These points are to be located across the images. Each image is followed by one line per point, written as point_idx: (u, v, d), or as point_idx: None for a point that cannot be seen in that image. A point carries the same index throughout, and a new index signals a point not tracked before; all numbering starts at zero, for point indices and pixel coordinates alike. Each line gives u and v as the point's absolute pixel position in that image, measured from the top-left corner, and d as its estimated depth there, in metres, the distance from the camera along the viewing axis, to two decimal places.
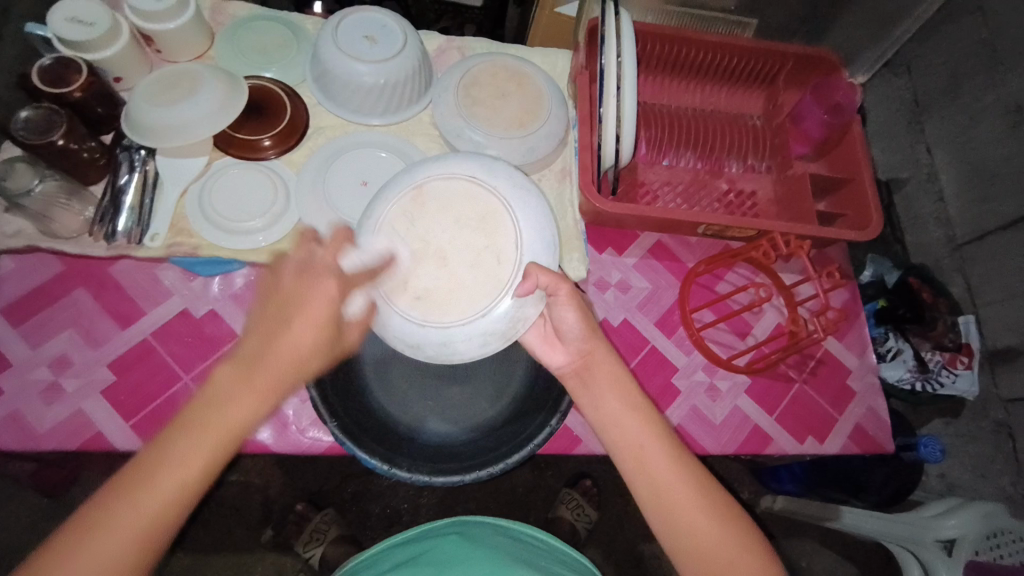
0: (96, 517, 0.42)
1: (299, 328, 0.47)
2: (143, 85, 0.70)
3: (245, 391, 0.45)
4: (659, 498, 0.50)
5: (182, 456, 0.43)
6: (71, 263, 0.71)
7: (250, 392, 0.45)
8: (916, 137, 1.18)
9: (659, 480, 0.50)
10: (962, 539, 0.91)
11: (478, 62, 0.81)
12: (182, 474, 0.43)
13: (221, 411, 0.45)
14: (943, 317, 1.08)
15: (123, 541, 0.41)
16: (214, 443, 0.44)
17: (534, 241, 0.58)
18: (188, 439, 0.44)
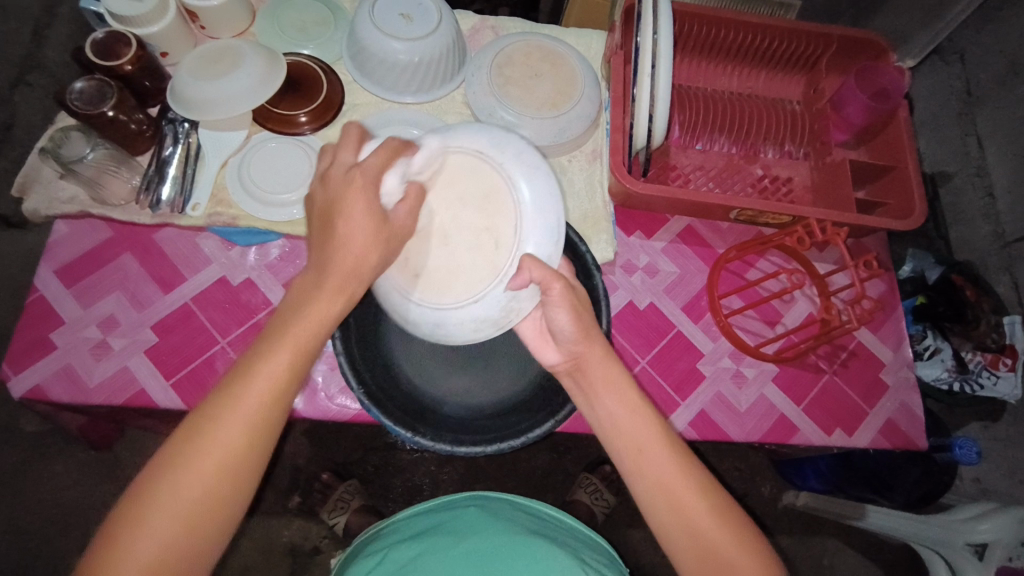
0: (243, 368, 0.44)
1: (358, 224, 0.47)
2: (187, 61, 0.73)
3: (284, 344, 0.44)
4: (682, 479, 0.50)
5: (232, 416, 0.42)
6: (119, 229, 0.75)
7: (288, 345, 0.44)
8: (967, 128, 1.13)
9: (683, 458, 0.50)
10: (992, 544, 0.88)
11: (511, 42, 0.81)
12: (255, 401, 0.43)
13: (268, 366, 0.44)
14: (988, 317, 1.01)
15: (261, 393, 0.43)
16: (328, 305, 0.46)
17: (534, 227, 0.56)
18: (238, 400, 0.43)
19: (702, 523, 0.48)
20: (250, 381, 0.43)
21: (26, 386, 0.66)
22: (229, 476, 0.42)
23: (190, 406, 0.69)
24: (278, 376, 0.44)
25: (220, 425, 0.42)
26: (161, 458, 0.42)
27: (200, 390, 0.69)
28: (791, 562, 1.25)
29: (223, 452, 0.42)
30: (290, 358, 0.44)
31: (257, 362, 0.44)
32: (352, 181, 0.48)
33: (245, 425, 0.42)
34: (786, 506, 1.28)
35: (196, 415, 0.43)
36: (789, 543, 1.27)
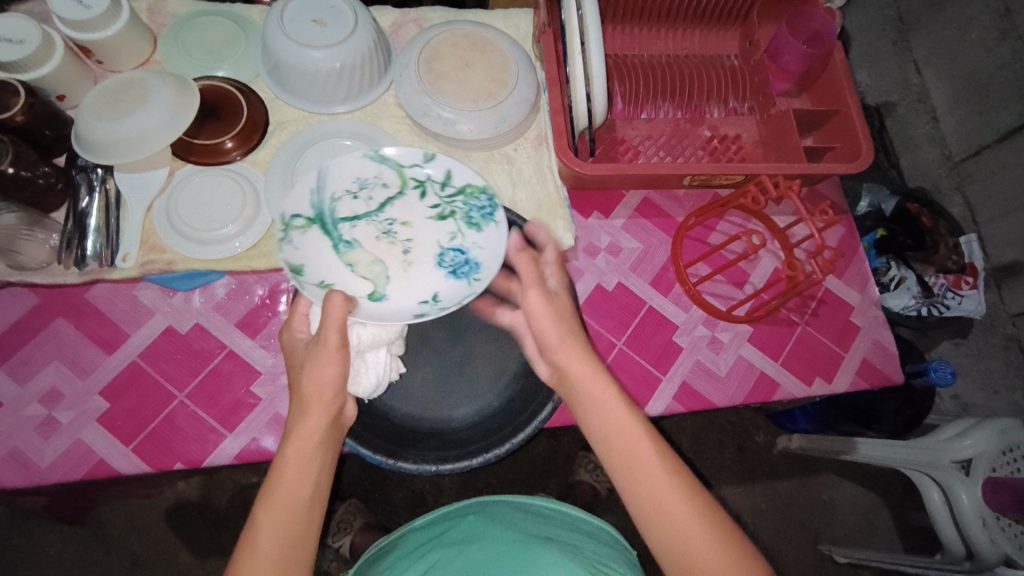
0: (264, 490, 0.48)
1: (321, 372, 0.52)
2: (87, 102, 0.67)
3: (305, 436, 0.50)
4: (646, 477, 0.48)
5: (284, 492, 0.47)
6: (47, 294, 0.70)
7: (313, 431, 0.50)
8: (904, 56, 1.14)
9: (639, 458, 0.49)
10: (977, 458, 0.90)
11: (435, 34, 0.76)
12: (288, 508, 0.46)
13: (305, 438, 0.50)
14: (945, 240, 1.04)
15: (289, 504, 0.47)
16: (321, 414, 0.51)
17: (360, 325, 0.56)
18: (289, 472, 0.48)
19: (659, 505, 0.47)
20: (295, 453, 0.49)
21: None
22: (301, 551, 0.45)
23: (156, 468, 0.65)
24: (315, 445, 0.50)
25: (279, 501, 0.46)
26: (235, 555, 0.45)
27: (165, 450, 0.66)
28: (793, 503, 1.28)
29: (286, 525, 0.46)
30: (322, 427, 0.51)
31: (299, 434, 0.50)
32: (329, 339, 0.53)
33: (301, 495, 0.47)
34: (781, 451, 1.29)
35: (257, 506, 0.47)
36: (789, 486, 1.29)
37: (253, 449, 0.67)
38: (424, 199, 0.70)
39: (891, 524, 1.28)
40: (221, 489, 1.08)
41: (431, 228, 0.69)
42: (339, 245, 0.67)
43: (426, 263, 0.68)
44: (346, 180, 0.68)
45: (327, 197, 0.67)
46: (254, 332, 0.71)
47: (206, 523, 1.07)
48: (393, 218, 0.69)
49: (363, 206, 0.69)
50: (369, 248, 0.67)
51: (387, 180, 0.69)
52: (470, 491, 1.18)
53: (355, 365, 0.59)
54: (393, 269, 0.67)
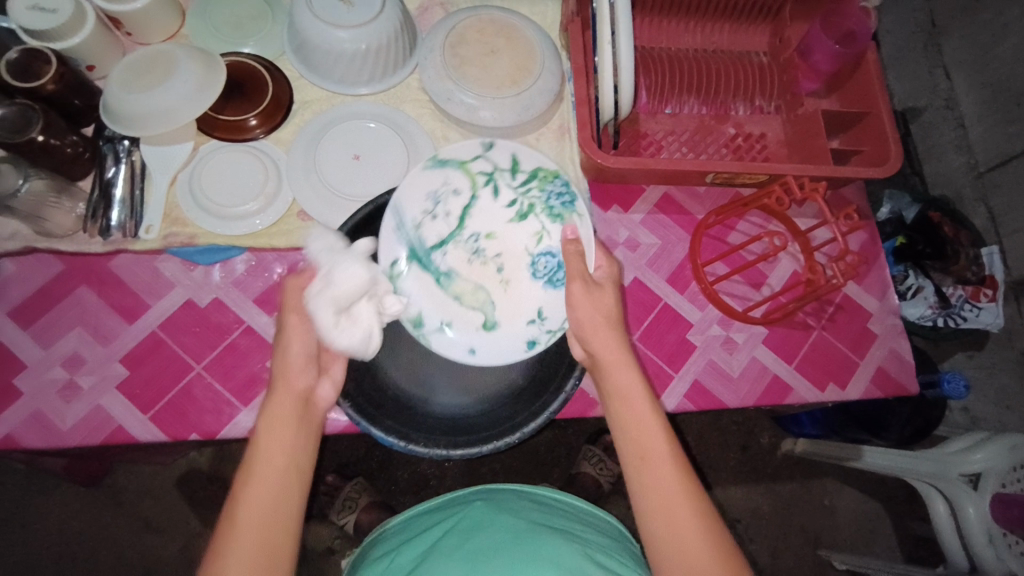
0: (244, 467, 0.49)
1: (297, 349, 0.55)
2: (115, 73, 0.67)
3: (279, 413, 0.52)
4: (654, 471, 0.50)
5: (268, 453, 0.49)
6: (71, 261, 0.70)
7: (285, 410, 0.52)
8: (934, 60, 1.12)
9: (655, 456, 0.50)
10: (987, 472, 0.89)
11: (462, 19, 0.76)
12: (262, 481, 0.48)
13: (279, 405, 0.52)
14: (966, 250, 1.03)
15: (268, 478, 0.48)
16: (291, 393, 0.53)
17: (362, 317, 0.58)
18: (262, 449, 0.50)
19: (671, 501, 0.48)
20: (273, 419, 0.51)
21: None
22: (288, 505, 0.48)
23: (172, 437, 0.66)
24: (291, 410, 0.52)
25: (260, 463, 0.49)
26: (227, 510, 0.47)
27: (181, 420, 0.67)
28: (795, 507, 1.28)
29: (271, 483, 0.48)
30: (295, 402, 0.53)
31: (276, 400, 0.52)
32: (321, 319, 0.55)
33: (283, 455, 0.50)
34: (785, 454, 1.29)
35: (244, 468, 0.49)
36: (792, 489, 1.29)
37: None
38: (498, 198, 0.72)
39: (892, 533, 1.28)
40: (231, 462, 1.10)
41: (517, 233, 0.72)
42: (439, 278, 0.70)
43: (522, 277, 0.72)
44: (419, 203, 0.69)
45: (410, 226, 0.69)
46: (272, 309, 0.72)
47: (214, 494, 1.08)
48: (476, 234, 0.72)
49: (444, 227, 0.71)
50: (467, 274, 0.71)
51: (456, 190, 0.71)
52: (474, 477, 1.19)
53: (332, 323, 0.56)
54: (496, 286, 0.71)
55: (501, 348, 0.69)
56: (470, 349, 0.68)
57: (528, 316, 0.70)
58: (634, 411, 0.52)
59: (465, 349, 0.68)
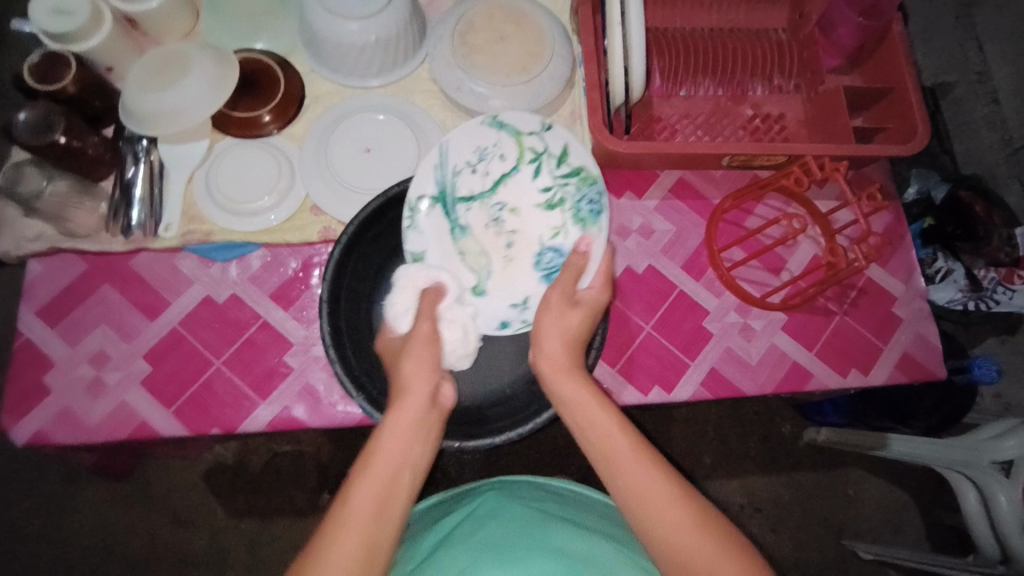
0: (366, 457, 0.47)
1: (420, 356, 0.54)
2: (133, 74, 0.68)
3: (400, 410, 0.50)
4: (610, 461, 0.49)
5: (384, 461, 0.47)
6: (94, 261, 0.72)
7: (408, 406, 0.51)
8: (966, 33, 1.08)
9: (609, 441, 0.50)
10: (1021, 459, 0.87)
11: (471, 6, 0.75)
12: (383, 474, 0.46)
13: (409, 406, 0.50)
14: (999, 231, 0.99)
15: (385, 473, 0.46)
16: (417, 392, 0.52)
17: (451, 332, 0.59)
18: (387, 443, 0.48)
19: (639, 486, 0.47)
20: (394, 426, 0.49)
21: (30, 432, 0.66)
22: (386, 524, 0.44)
23: (194, 431, 0.68)
24: (415, 423, 0.50)
25: (377, 467, 0.46)
26: (328, 513, 0.44)
27: (202, 414, 0.69)
28: (818, 495, 1.26)
29: (380, 491, 0.45)
30: (420, 404, 0.51)
31: (400, 406, 0.50)
32: (420, 328, 0.56)
33: (397, 466, 0.47)
34: (807, 443, 1.26)
35: (355, 470, 0.46)
36: (816, 478, 1.27)
37: (284, 417, 0.69)
38: (537, 179, 0.72)
39: (921, 521, 1.25)
40: (255, 455, 1.12)
41: (539, 220, 0.71)
42: (454, 230, 0.70)
43: (526, 263, 0.70)
44: (467, 152, 0.71)
45: (449, 170, 0.70)
46: (287, 304, 0.73)
47: (240, 484, 1.11)
48: (501, 201, 0.72)
49: (478, 184, 0.71)
50: (478, 236, 0.71)
51: (504, 155, 0.72)
52: (493, 468, 1.20)
53: (443, 334, 0.59)
54: (495, 261, 0.70)
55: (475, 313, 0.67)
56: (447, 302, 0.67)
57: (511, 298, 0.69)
58: (615, 450, 0.49)
59: None
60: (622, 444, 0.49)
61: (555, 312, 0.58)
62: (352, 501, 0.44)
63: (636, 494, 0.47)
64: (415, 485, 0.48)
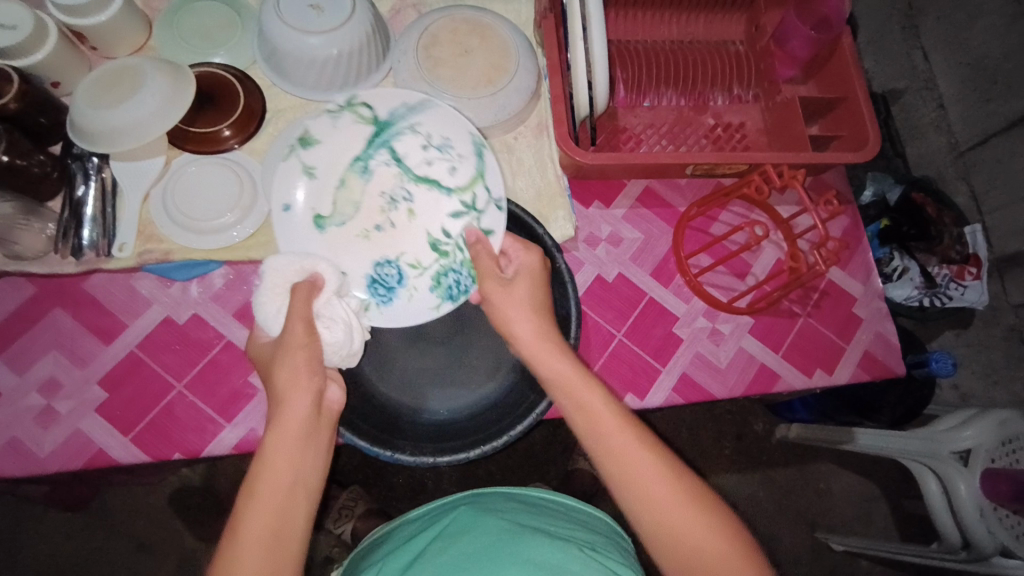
0: (247, 487, 0.45)
1: (298, 362, 0.51)
2: (81, 90, 0.66)
3: (283, 430, 0.48)
4: (590, 423, 0.51)
5: (272, 485, 0.45)
6: (44, 284, 0.69)
7: (293, 421, 0.49)
8: (912, 42, 1.13)
9: (591, 409, 0.51)
10: (976, 449, 0.90)
11: (434, 19, 0.75)
12: (273, 500, 0.45)
13: (289, 421, 0.48)
14: (949, 230, 1.04)
15: (274, 503, 0.45)
16: (299, 406, 0.49)
17: (330, 311, 0.55)
18: (269, 467, 0.46)
19: (627, 459, 0.49)
20: (276, 443, 0.47)
21: None
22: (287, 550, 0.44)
23: (156, 458, 0.65)
24: (297, 437, 0.48)
25: (262, 497, 0.45)
26: (222, 550, 0.43)
27: (164, 440, 0.66)
28: (791, 492, 1.29)
29: (273, 521, 0.44)
30: (305, 414, 0.49)
31: (279, 425, 0.48)
32: (293, 333, 0.52)
33: (287, 489, 0.46)
34: (780, 439, 1.29)
35: (239, 501, 0.45)
36: (787, 475, 1.29)
37: (252, 439, 0.67)
38: (451, 219, 0.69)
39: (888, 512, 1.29)
40: (224, 476, 1.08)
41: (411, 237, 0.69)
42: (358, 161, 0.69)
43: (377, 249, 0.69)
44: (437, 130, 0.69)
45: (406, 121, 0.69)
46: (252, 323, 0.71)
47: (208, 509, 1.07)
48: (414, 192, 0.70)
49: (416, 160, 0.70)
50: (368, 187, 0.69)
51: (455, 172, 0.69)
52: (471, 480, 1.18)
53: (320, 334, 0.54)
54: (351, 224, 0.69)
55: (294, 228, 0.66)
56: (285, 203, 0.67)
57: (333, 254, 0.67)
58: (597, 413, 0.51)
59: (286, 202, 0.67)
60: (603, 408, 0.51)
61: (512, 308, 0.57)
62: (242, 538, 0.43)
63: (620, 462, 0.49)
64: (312, 502, 0.47)
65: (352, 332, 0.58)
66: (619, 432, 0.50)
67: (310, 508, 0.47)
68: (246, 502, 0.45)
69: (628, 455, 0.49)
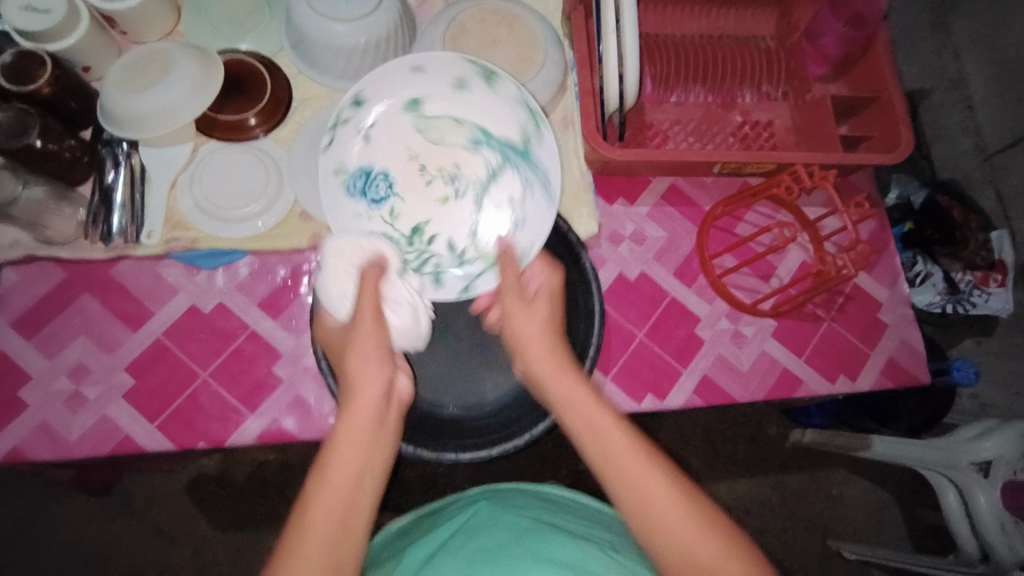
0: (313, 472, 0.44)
1: (372, 347, 0.51)
2: (112, 72, 0.66)
3: (353, 414, 0.47)
4: (603, 454, 0.46)
5: (343, 468, 0.43)
6: (73, 269, 0.70)
7: (361, 405, 0.48)
8: (942, 41, 1.10)
9: (602, 435, 0.47)
10: (998, 460, 0.89)
11: (463, 9, 0.74)
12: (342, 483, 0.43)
13: (360, 407, 0.47)
14: (975, 235, 1.02)
15: (342, 486, 0.43)
16: (368, 390, 0.49)
17: (396, 297, 0.58)
18: (339, 450, 0.44)
19: (643, 493, 0.43)
20: (347, 429, 0.46)
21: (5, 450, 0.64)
22: (354, 537, 0.41)
23: (180, 446, 0.66)
24: (367, 422, 0.47)
25: (331, 476, 0.43)
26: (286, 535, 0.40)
27: (188, 428, 0.67)
28: (805, 495, 1.28)
29: (341, 504, 0.42)
30: (377, 400, 0.48)
31: (351, 408, 0.47)
32: (364, 320, 0.53)
33: (355, 473, 0.44)
34: (795, 444, 1.28)
35: (305, 486, 0.43)
36: (800, 478, 1.29)
37: (275, 429, 0.67)
38: (457, 242, 0.70)
39: (901, 519, 1.28)
40: (240, 462, 1.10)
41: (415, 198, 0.71)
42: (484, 134, 0.70)
43: (407, 174, 0.71)
44: (528, 200, 0.68)
45: (524, 161, 0.69)
46: (276, 313, 0.71)
47: (225, 496, 1.09)
48: (467, 189, 0.71)
49: (496, 191, 0.70)
50: (458, 150, 0.71)
51: (500, 239, 0.69)
52: (483, 473, 1.19)
53: (388, 316, 0.56)
54: (411, 133, 0.71)
55: (388, 82, 0.69)
56: (413, 70, 0.68)
57: (372, 119, 0.70)
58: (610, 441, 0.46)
59: (423, 66, 0.68)
60: (616, 436, 0.46)
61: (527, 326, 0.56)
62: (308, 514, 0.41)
63: (634, 498, 0.44)
64: (376, 496, 0.44)
65: (418, 316, 0.60)
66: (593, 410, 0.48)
67: (375, 501, 0.44)
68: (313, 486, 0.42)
69: (602, 429, 0.47)
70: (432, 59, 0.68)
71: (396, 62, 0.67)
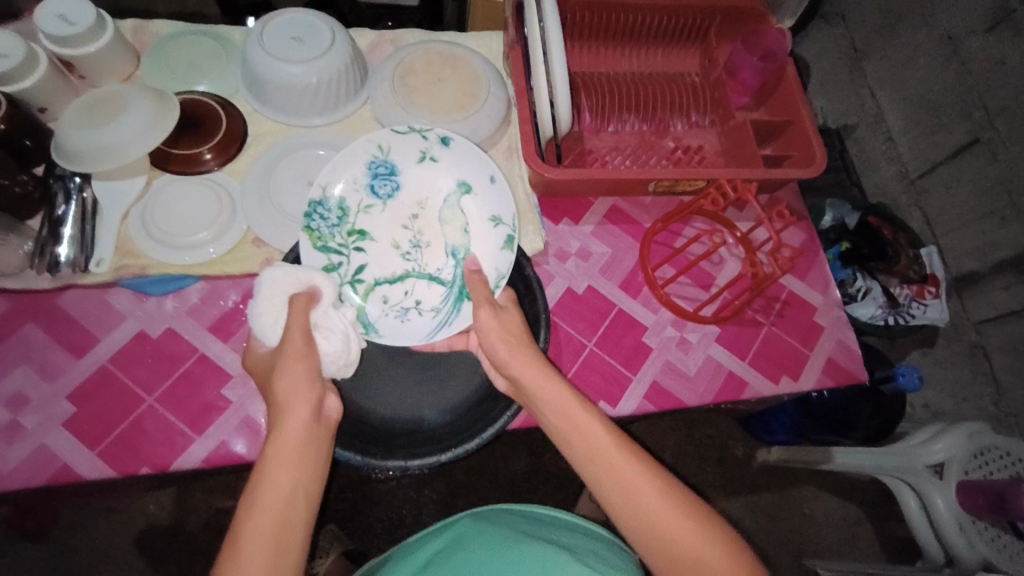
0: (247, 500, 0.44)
1: (302, 371, 0.53)
2: (68, 113, 0.69)
3: (285, 438, 0.49)
4: (590, 452, 0.52)
5: (276, 488, 0.45)
6: (18, 300, 0.70)
7: (296, 427, 0.49)
8: (859, 82, 1.21)
9: (586, 434, 0.52)
10: (950, 462, 0.91)
11: (409, 52, 0.80)
12: (277, 504, 0.44)
13: (290, 428, 0.49)
14: (904, 250, 1.08)
15: (278, 506, 0.44)
16: (299, 413, 0.50)
17: (327, 326, 0.58)
18: (270, 470, 0.46)
19: (626, 482, 0.49)
20: (277, 449, 0.48)
21: None
22: (288, 553, 0.43)
23: (122, 472, 0.64)
24: (298, 447, 0.48)
25: (263, 503, 0.44)
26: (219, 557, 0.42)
27: (131, 454, 0.65)
28: (775, 515, 1.28)
29: (277, 521, 0.44)
30: (307, 419, 0.50)
31: (278, 435, 0.49)
32: (292, 342, 0.54)
33: (287, 494, 0.45)
34: (761, 464, 1.30)
35: (239, 511, 0.44)
36: (769, 499, 1.29)
37: (223, 451, 0.66)
38: (364, 269, 0.72)
39: (873, 535, 1.29)
40: (194, 511, 1.05)
41: (389, 221, 0.74)
42: (460, 253, 0.73)
43: (414, 201, 0.75)
44: (433, 307, 0.72)
45: (454, 298, 0.72)
46: (227, 336, 0.71)
47: (178, 547, 1.04)
48: (413, 262, 0.74)
49: (422, 280, 0.73)
50: (436, 239, 0.74)
51: (383, 301, 0.72)
52: (451, 512, 1.16)
53: (319, 343, 0.57)
54: (438, 198, 0.75)
55: (470, 162, 0.73)
56: (488, 178, 0.73)
57: (438, 159, 0.74)
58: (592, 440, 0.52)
59: (491, 178, 0.73)
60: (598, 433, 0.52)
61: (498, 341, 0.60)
62: (240, 538, 0.42)
63: (616, 482, 0.50)
64: (308, 518, 0.46)
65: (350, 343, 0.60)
66: (616, 462, 0.50)
67: (312, 515, 0.46)
68: (246, 510, 0.44)
69: (594, 444, 0.52)
70: (504, 190, 0.72)
71: (489, 162, 0.73)
